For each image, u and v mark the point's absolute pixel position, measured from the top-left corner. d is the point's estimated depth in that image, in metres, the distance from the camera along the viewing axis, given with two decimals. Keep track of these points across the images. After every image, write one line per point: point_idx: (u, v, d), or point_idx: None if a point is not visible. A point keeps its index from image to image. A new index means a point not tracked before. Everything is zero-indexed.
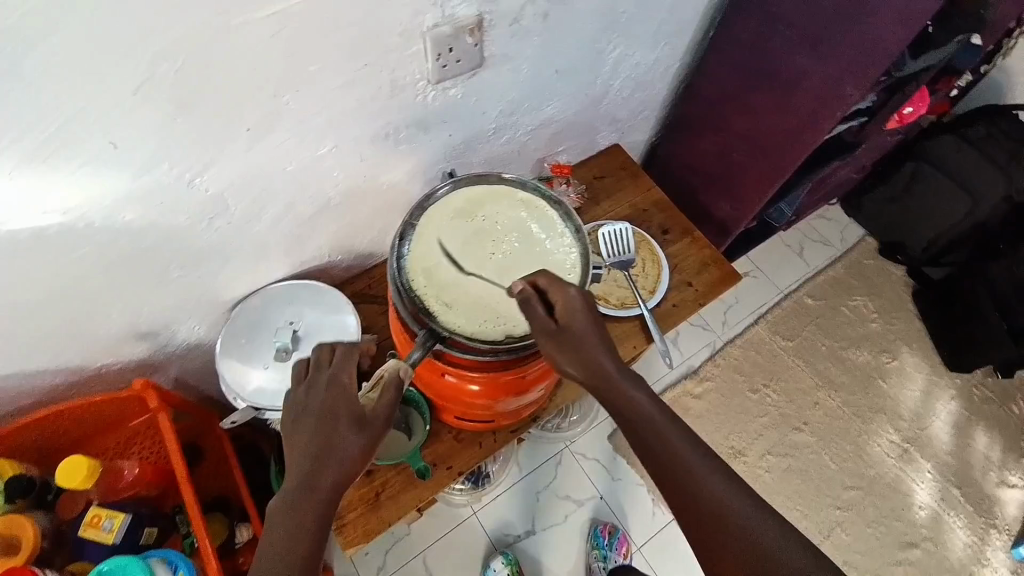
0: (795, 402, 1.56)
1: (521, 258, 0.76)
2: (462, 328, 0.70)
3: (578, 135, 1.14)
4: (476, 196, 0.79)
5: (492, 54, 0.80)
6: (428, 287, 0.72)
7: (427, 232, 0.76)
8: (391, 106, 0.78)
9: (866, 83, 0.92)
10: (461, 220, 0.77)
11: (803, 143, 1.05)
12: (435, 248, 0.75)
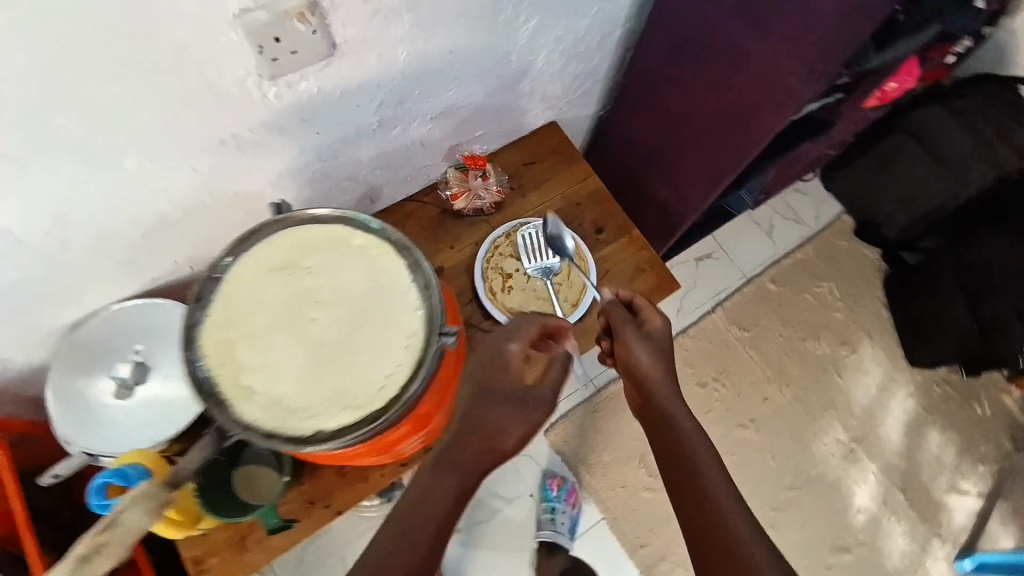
0: (743, 396, 1.49)
1: (349, 325, 0.64)
2: (264, 422, 0.60)
3: (497, 117, 0.98)
4: (304, 242, 0.67)
5: (346, 39, 0.63)
6: (226, 367, 0.62)
7: (239, 290, 0.65)
8: (218, 109, 0.63)
9: (816, 72, 0.76)
10: (280, 275, 0.66)
11: (745, 139, 0.90)
12: (243, 313, 0.64)
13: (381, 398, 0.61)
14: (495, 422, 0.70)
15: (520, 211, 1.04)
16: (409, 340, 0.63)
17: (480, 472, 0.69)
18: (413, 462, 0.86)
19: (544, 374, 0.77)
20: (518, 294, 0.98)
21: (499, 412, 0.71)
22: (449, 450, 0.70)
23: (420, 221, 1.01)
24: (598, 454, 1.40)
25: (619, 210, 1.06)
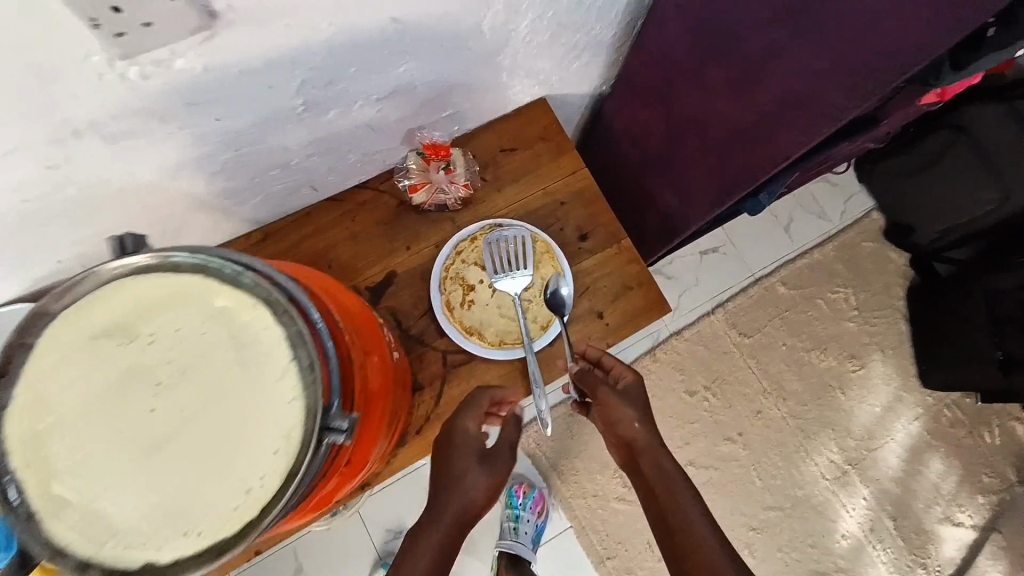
0: (735, 408, 1.38)
1: (206, 416, 0.42)
2: (71, 552, 0.40)
3: (468, 95, 0.80)
4: (156, 294, 0.44)
5: (230, 7, 0.46)
6: (28, 470, 0.41)
7: (52, 355, 0.43)
8: (59, 94, 0.47)
9: (862, 90, 0.59)
10: (110, 341, 0.43)
11: (764, 154, 0.73)
12: (59, 392, 0.42)
13: (234, 529, 0.40)
14: (460, 477, 0.62)
15: (492, 208, 0.89)
16: (281, 442, 0.42)
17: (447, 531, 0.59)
18: (351, 496, 0.76)
19: (512, 425, 0.69)
20: (481, 309, 0.85)
21: (462, 466, 0.63)
22: (420, 515, 0.62)
23: (372, 214, 0.86)
24: (572, 460, 1.31)
25: (610, 215, 0.90)
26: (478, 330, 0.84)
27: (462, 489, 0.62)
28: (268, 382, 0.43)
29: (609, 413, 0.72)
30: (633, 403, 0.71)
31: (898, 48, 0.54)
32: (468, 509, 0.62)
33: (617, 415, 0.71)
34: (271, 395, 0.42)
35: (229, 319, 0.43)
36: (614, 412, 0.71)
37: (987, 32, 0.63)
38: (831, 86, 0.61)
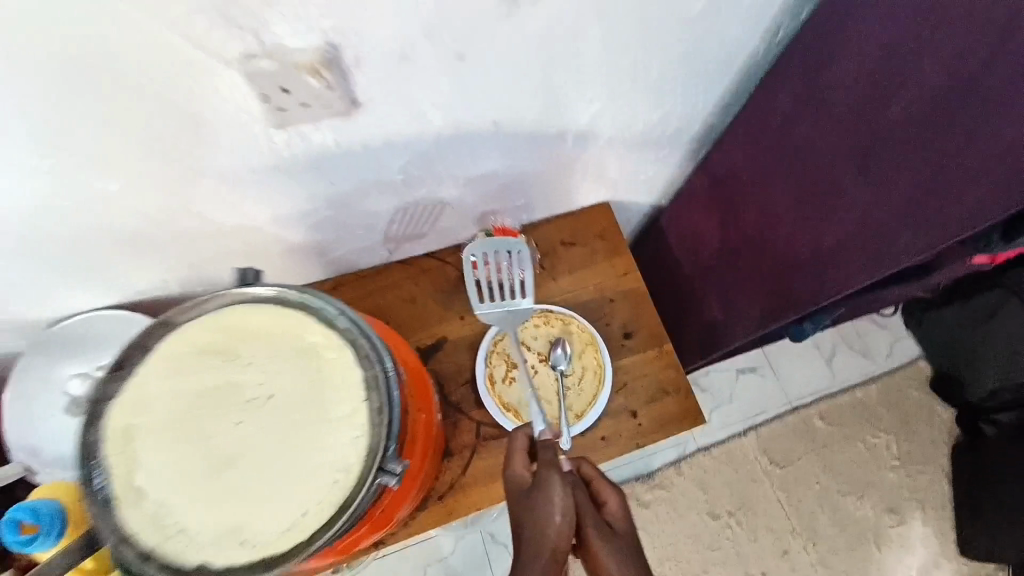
0: (758, 542, 1.31)
1: (278, 441, 0.47)
2: (145, 539, 0.45)
3: (541, 190, 0.89)
4: (258, 326, 0.50)
5: (369, 97, 0.55)
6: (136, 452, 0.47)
7: (180, 362, 0.49)
8: (215, 146, 0.56)
9: (987, 203, 0.54)
10: (215, 359, 0.49)
11: (834, 272, 0.74)
12: (175, 393, 0.48)
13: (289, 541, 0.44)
14: (530, 505, 0.58)
15: (545, 294, 0.95)
16: (348, 454, 0.46)
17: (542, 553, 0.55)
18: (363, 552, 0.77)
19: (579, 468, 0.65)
20: (519, 388, 0.87)
21: (530, 500, 0.59)
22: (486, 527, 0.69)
23: (435, 281, 0.93)
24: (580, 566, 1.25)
25: (656, 318, 0.93)
26: (514, 407, 0.85)
27: (541, 523, 0.57)
28: (338, 416, 0.47)
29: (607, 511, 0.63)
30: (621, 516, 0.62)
31: (1004, 171, 0.52)
32: (552, 546, 0.55)
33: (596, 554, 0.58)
34: (345, 429, 0.47)
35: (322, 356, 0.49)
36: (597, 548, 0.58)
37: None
38: (915, 215, 0.61)
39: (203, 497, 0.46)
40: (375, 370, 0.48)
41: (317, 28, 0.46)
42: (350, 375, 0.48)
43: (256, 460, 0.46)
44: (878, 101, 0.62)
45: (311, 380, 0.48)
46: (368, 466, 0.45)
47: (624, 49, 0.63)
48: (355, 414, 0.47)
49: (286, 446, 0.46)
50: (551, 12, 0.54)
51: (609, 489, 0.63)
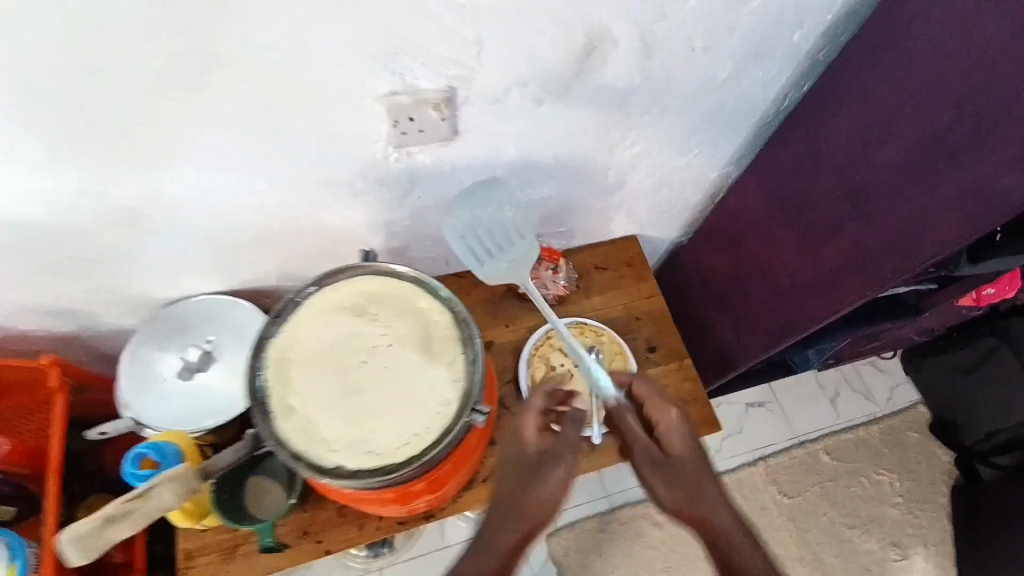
0: (766, 568, 1.36)
1: (396, 381, 0.56)
2: (292, 445, 0.53)
3: (581, 219, 1.04)
4: (379, 291, 0.60)
5: (467, 128, 0.71)
6: (278, 383, 0.55)
7: (317, 316, 0.58)
8: (342, 159, 0.70)
9: (963, 229, 0.67)
10: (347, 316, 0.58)
11: (841, 294, 0.87)
12: (311, 339, 0.57)
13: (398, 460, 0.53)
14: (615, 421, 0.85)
15: (579, 310, 1.08)
16: (449, 395, 0.55)
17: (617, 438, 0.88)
18: (416, 521, 0.88)
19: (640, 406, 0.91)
20: (556, 389, 0.99)
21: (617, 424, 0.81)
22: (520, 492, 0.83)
23: (484, 293, 1.06)
24: None
25: (677, 336, 1.06)
26: (552, 403, 0.97)
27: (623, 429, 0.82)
28: (442, 367, 0.57)
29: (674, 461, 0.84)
30: (681, 449, 0.85)
31: (965, 212, 0.66)
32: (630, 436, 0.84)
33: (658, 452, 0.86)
34: (446, 377, 0.56)
35: (432, 319, 0.59)
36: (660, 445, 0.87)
37: (995, 234, 0.72)
38: (909, 242, 0.74)
39: (335, 419, 0.54)
40: (472, 331, 0.58)
41: (444, 75, 0.62)
42: (453, 334, 0.58)
43: (379, 393, 0.55)
44: (872, 151, 0.75)
45: (422, 337, 0.58)
46: (465, 404, 0.55)
47: (663, 104, 0.80)
48: (455, 364, 0.57)
49: (401, 386, 0.56)
50: (613, 74, 0.71)
51: (670, 415, 0.89)
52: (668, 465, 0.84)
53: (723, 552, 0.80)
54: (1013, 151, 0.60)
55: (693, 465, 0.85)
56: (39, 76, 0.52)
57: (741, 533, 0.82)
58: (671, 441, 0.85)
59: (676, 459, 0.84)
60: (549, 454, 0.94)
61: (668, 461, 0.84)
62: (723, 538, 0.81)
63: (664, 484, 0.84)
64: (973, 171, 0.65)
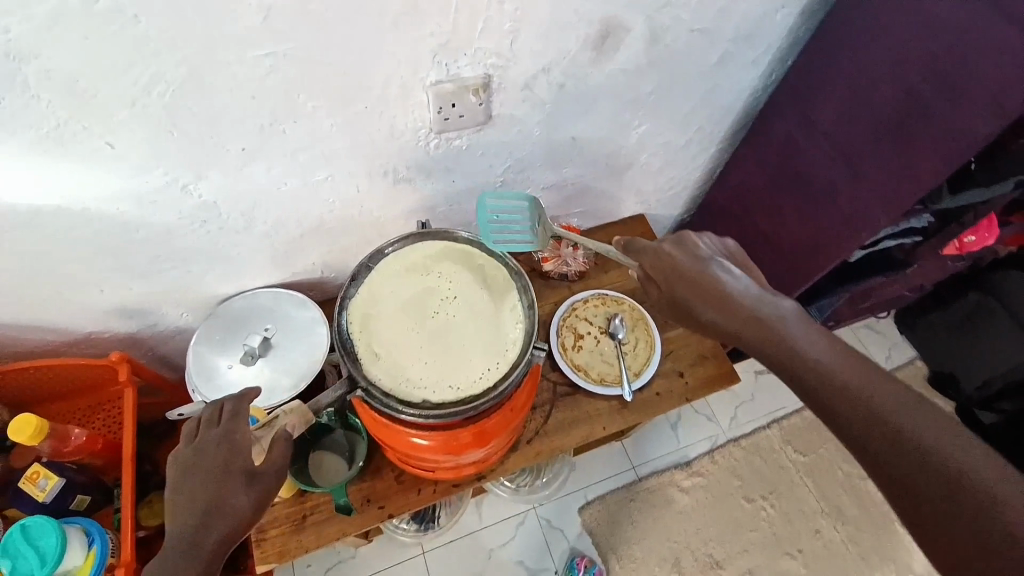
0: (793, 524, 1.41)
1: (464, 324, 0.65)
2: (381, 384, 0.61)
3: (595, 200, 1.12)
4: (438, 252, 0.69)
5: (499, 113, 0.80)
6: (363, 333, 0.64)
7: (389, 276, 0.67)
8: (391, 148, 0.78)
9: (944, 168, 0.76)
10: (415, 274, 0.67)
11: (839, 244, 0.96)
12: (386, 295, 0.66)
13: (474, 391, 0.62)
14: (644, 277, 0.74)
15: (599, 282, 1.14)
16: (512, 335, 0.65)
17: (668, 307, 0.69)
18: (470, 484, 0.93)
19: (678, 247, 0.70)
20: (586, 355, 1.06)
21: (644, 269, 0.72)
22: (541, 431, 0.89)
23: None
24: (631, 547, 1.37)
25: None
26: (584, 367, 1.04)
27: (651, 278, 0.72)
28: (503, 313, 0.66)
29: (696, 290, 0.66)
30: (693, 279, 0.66)
31: (943, 155, 0.76)
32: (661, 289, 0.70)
33: (710, 288, 0.65)
34: (509, 320, 0.66)
35: (489, 273, 0.68)
36: (709, 287, 0.65)
37: (970, 166, 0.85)
38: (897, 186, 0.83)
39: (415, 358, 0.63)
40: (525, 281, 0.68)
41: (483, 63, 0.71)
42: (509, 285, 0.68)
43: (451, 337, 0.64)
44: (851, 112, 0.85)
45: (483, 289, 0.67)
46: (528, 340, 0.64)
47: (670, 83, 0.89)
48: (515, 308, 0.67)
49: (470, 328, 0.65)
50: (627, 56, 0.80)
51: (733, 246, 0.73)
52: (699, 299, 0.65)
53: (806, 371, 0.57)
54: (980, 98, 0.69)
55: (724, 284, 0.65)
56: (132, 82, 0.58)
57: (831, 344, 0.59)
58: (678, 276, 0.67)
59: (698, 292, 0.65)
60: (586, 414, 1.01)
61: (695, 299, 0.65)
62: (796, 355, 0.58)
63: (709, 319, 0.65)
64: (947, 121, 0.74)
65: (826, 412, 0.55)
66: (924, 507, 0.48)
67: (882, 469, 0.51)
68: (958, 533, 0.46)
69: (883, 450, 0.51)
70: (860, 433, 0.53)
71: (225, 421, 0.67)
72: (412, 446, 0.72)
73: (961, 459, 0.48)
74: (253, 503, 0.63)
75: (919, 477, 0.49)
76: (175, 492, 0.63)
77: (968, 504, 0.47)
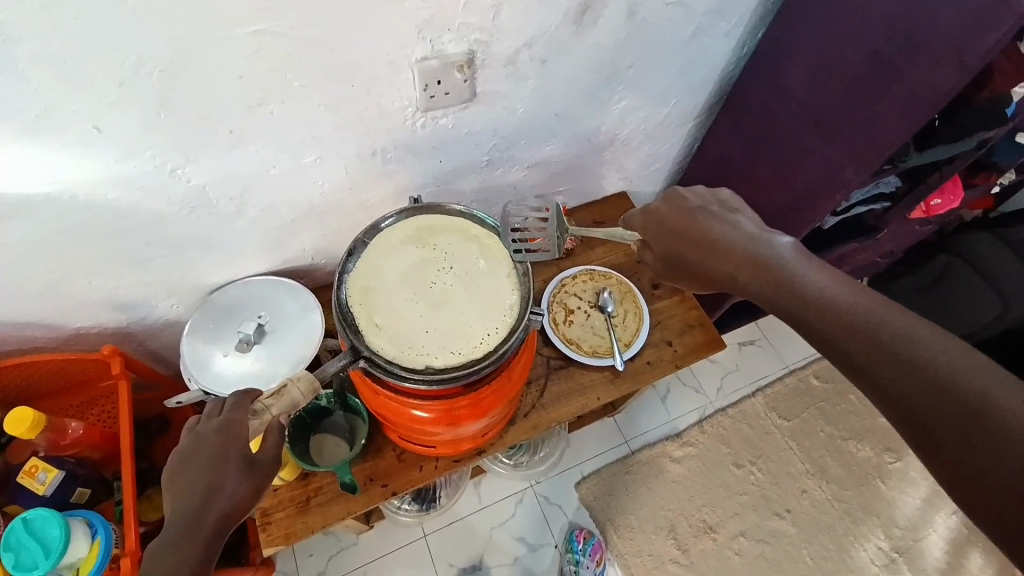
0: (780, 485, 1.46)
1: (461, 292, 0.68)
2: (385, 353, 0.64)
3: (579, 178, 1.14)
4: (432, 225, 0.72)
5: (484, 90, 0.81)
6: (364, 305, 0.66)
7: (386, 251, 0.70)
8: (379, 128, 0.79)
9: (910, 124, 0.81)
10: (411, 248, 0.70)
11: (814, 207, 1.00)
12: (384, 269, 0.69)
13: (474, 355, 0.65)
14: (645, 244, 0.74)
15: (586, 259, 1.16)
16: (507, 302, 0.68)
17: (672, 265, 0.70)
18: (471, 459, 0.94)
19: (671, 205, 0.71)
20: (577, 329, 1.08)
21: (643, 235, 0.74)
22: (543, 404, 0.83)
23: None
24: (627, 517, 1.40)
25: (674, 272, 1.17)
26: (576, 341, 1.07)
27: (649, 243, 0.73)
28: (498, 281, 0.69)
29: (689, 245, 0.67)
30: (686, 234, 0.67)
31: (909, 111, 0.80)
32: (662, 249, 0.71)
33: (710, 235, 0.66)
34: (504, 287, 0.69)
35: (483, 243, 0.72)
36: (707, 235, 0.66)
37: (935, 124, 0.91)
38: (866, 145, 0.87)
39: (417, 328, 0.66)
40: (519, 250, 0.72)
41: (468, 39, 0.72)
42: (502, 254, 0.71)
43: (449, 305, 0.67)
44: (818, 78, 0.89)
45: (478, 259, 0.71)
46: (524, 305, 0.68)
47: (648, 57, 0.91)
48: (509, 276, 0.70)
49: (468, 296, 0.68)
50: (605, 31, 0.82)
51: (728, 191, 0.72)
52: (695, 254, 0.66)
53: (814, 314, 0.56)
54: (939, 50, 0.73)
55: (719, 235, 0.65)
56: (120, 64, 0.58)
57: (840, 285, 0.57)
58: (672, 234, 0.69)
59: (692, 247, 0.67)
60: (579, 386, 1.04)
61: (691, 256, 0.67)
62: (799, 299, 0.58)
63: (705, 271, 0.65)
64: (910, 75, 0.78)
65: (836, 355, 0.54)
66: (941, 441, 0.47)
67: (927, 421, 0.48)
68: (979, 465, 0.45)
69: (899, 387, 0.50)
70: (876, 373, 0.51)
71: (227, 411, 0.58)
72: (412, 418, 0.73)
73: (983, 390, 0.47)
74: (253, 491, 0.56)
75: (936, 411, 0.48)
76: (170, 487, 0.55)
77: (989, 436, 0.45)
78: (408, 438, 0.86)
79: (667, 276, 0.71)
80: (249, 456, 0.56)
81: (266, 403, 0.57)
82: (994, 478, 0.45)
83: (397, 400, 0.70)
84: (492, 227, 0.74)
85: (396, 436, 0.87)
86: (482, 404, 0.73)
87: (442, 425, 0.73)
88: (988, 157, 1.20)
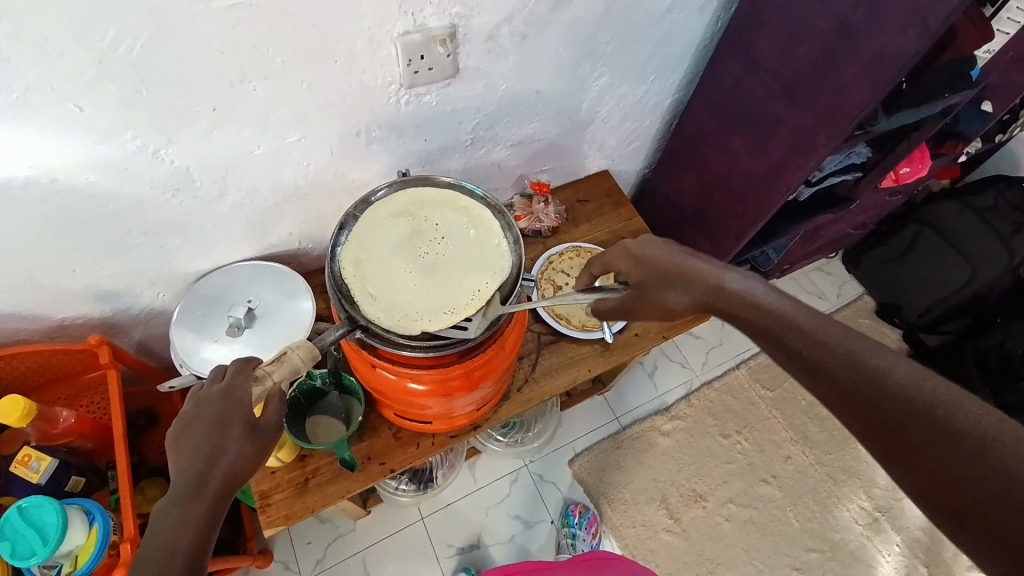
0: (765, 452, 1.51)
1: (454, 260, 0.70)
2: (380, 322, 0.65)
3: (561, 157, 1.16)
4: (422, 197, 0.73)
5: (466, 66, 0.82)
6: (358, 275, 0.67)
7: (377, 224, 0.71)
8: (363, 108, 0.80)
9: (876, 90, 0.84)
10: (403, 219, 0.71)
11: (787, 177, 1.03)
12: (376, 241, 0.70)
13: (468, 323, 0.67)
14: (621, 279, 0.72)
15: (571, 236, 1.19)
16: (496, 269, 0.69)
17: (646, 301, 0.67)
18: (465, 435, 0.95)
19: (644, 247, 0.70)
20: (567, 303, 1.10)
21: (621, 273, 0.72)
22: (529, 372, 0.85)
23: None
24: (620, 491, 1.43)
25: None
26: (566, 316, 1.09)
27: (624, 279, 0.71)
28: (490, 249, 0.71)
29: (666, 276, 0.66)
30: (655, 269, 0.67)
31: (875, 78, 0.83)
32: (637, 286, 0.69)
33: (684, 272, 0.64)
34: (496, 253, 0.70)
35: (473, 213, 0.73)
36: (684, 271, 0.64)
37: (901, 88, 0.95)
38: (834, 113, 0.90)
39: (412, 298, 0.67)
40: (509, 219, 0.73)
41: (448, 12, 0.73)
42: (493, 222, 0.72)
43: (441, 275, 0.69)
44: (787, 49, 0.92)
45: (470, 228, 0.72)
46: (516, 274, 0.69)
47: (624, 33, 0.93)
48: (501, 243, 0.71)
49: (461, 263, 0.70)
50: (583, 6, 0.84)
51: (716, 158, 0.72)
52: (670, 287, 0.65)
53: (791, 331, 0.53)
54: (901, 15, 0.77)
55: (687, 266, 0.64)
56: (96, 38, 0.57)
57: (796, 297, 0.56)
58: (644, 267, 0.68)
59: (663, 280, 0.65)
60: (570, 360, 1.06)
61: (661, 289, 0.66)
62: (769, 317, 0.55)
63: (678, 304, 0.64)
64: (874, 41, 0.81)
65: (806, 368, 0.52)
66: (920, 449, 0.46)
67: (899, 428, 0.47)
68: (952, 464, 0.44)
69: (906, 423, 0.46)
70: (849, 381, 0.49)
71: (230, 377, 0.60)
72: (407, 390, 0.73)
73: (960, 404, 0.46)
74: (255, 457, 0.57)
75: (913, 418, 0.46)
76: (173, 450, 0.55)
77: (991, 469, 0.43)
78: (402, 414, 0.87)
79: (637, 311, 0.69)
80: (251, 424, 0.57)
81: (267, 370, 0.60)
82: (991, 513, 0.43)
83: (391, 368, 0.71)
84: (480, 198, 0.75)
85: (391, 412, 0.88)
86: (474, 375, 0.74)
87: (435, 396, 0.74)
88: (955, 125, 1.25)
